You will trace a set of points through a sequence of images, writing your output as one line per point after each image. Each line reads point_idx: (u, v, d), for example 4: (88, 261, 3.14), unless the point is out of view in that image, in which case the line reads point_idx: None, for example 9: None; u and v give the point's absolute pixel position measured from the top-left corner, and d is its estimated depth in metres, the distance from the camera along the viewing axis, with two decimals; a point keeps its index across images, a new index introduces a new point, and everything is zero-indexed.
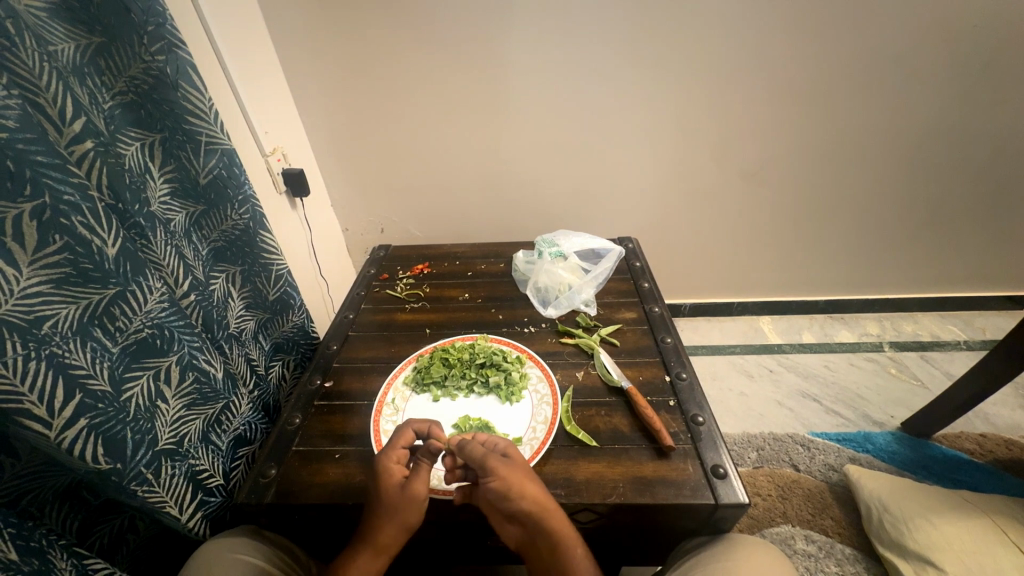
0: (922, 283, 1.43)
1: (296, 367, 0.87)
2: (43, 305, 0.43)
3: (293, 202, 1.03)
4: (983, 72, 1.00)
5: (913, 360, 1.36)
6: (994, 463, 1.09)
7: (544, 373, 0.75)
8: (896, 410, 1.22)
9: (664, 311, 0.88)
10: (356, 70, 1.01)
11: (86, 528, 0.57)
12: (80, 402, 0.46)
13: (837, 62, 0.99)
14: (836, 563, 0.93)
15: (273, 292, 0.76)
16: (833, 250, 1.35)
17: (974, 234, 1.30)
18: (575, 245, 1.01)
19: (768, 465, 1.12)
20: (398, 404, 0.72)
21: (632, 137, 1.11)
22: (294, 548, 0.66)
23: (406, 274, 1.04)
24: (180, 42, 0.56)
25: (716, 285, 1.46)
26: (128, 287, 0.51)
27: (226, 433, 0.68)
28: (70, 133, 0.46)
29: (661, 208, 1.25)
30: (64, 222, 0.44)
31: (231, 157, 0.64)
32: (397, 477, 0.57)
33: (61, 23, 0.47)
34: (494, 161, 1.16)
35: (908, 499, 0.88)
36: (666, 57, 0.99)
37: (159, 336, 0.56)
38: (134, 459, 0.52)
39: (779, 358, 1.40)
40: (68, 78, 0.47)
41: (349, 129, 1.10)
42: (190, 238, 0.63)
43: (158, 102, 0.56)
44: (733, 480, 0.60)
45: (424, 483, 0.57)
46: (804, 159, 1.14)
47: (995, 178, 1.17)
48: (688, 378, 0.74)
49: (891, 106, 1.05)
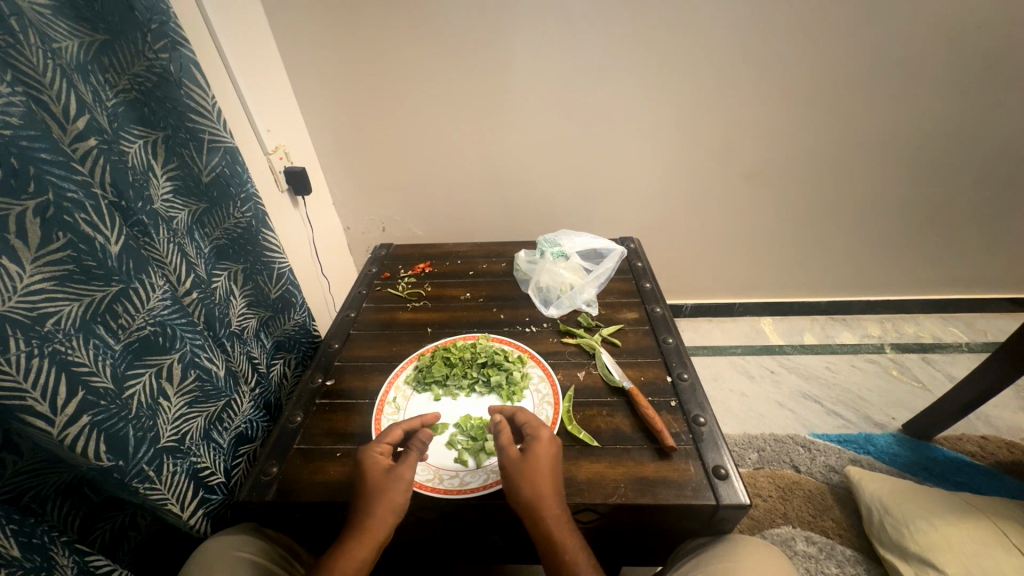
0: (924, 284, 1.43)
1: (297, 365, 0.87)
2: (47, 302, 0.43)
3: (295, 201, 1.03)
4: (987, 73, 0.99)
5: (914, 362, 1.35)
6: (995, 465, 1.09)
7: (546, 373, 0.75)
8: (898, 412, 1.22)
9: (666, 312, 0.88)
10: (358, 69, 1.01)
11: (88, 524, 0.57)
12: (82, 399, 0.46)
13: (840, 63, 0.99)
14: (837, 564, 0.93)
15: (275, 290, 0.76)
16: (835, 251, 1.35)
17: (976, 236, 1.29)
18: (577, 245, 1.00)
19: (769, 466, 1.12)
20: (400, 402, 0.72)
21: (635, 137, 1.11)
22: (294, 546, 0.66)
23: (408, 273, 1.04)
24: (184, 40, 0.56)
25: (717, 286, 1.46)
26: (131, 284, 0.51)
27: (228, 430, 0.68)
28: (74, 131, 0.46)
29: (663, 209, 1.25)
30: (68, 220, 0.44)
31: (234, 155, 0.65)
32: (380, 463, 0.58)
33: (64, 20, 0.47)
34: (496, 161, 1.16)
35: (909, 501, 0.88)
36: (669, 58, 0.98)
37: (161, 334, 0.56)
38: (136, 457, 0.52)
39: (780, 359, 1.40)
40: (72, 75, 0.47)
41: (351, 128, 1.10)
42: (193, 236, 0.63)
43: (161, 100, 0.56)
44: (735, 481, 0.60)
45: (408, 468, 0.57)
46: (806, 161, 1.14)
47: (998, 180, 1.17)
48: (690, 378, 0.74)
49: (894, 107, 1.05)
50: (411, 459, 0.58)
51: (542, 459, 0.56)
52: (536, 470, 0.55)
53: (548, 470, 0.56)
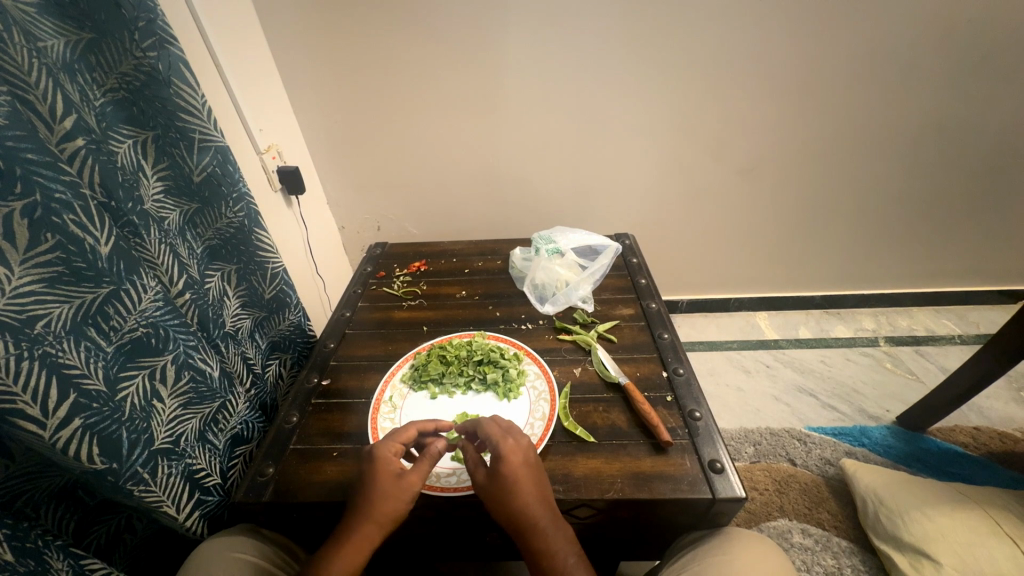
0: (917, 277, 1.44)
1: (293, 365, 0.87)
2: (37, 304, 0.43)
3: (289, 201, 1.03)
4: (977, 67, 1.00)
5: (909, 354, 1.37)
6: (988, 455, 1.10)
7: (542, 369, 0.75)
8: (892, 404, 1.23)
9: (661, 307, 0.88)
10: (350, 67, 1.00)
11: (84, 528, 0.56)
12: (74, 402, 0.46)
13: (832, 58, 0.99)
14: (833, 556, 0.94)
15: (269, 290, 0.76)
16: (830, 246, 1.35)
17: (968, 229, 1.30)
18: (573, 241, 1.00)
19: (765, 459, 1.12)
20: (396, 401, 0.72)
21: (628, 134, 1.11)
22: (293, 546, 0.66)
23: (404, 271, 1.04)
24: (172, 38, 0.55)
25: (713, 281, 1.46)
26: (122, 285, 0.51)
27: (223, 431, 0.68)
28: (61, 131, 0.46)
29: (658, 204, 1.25)
30: (56, 221, 0.44)
31: (225, 154, 0.64)
32: (392, 464, 0.56)
33: (49, 19, 0.46)
34: (491, 158, 1.16)
35: (904, 492, 0.89)
36: (660, 56, 0.99)
37: (154, 335, 0.55)
38: (130, 459, 0.52)
39: (776, 353, 1.40)
40: (58, 74, 0.46)
41: (344, 126, 1.09)
42: (184, 236, 0.63)
43: (150, 99, 0.56)
44: (731, 474, 0.60)
45: (419, 476, 0.56)
46: (799, 156, 1.15)
47: (992, 171, 1.17)
48: (686, 373, 0.74)
49: (886, 103, 1.06)
50: (424, 467, 0.56)
51: (526, 491, 0.55)
52: (524, 505, 0.54)
53: (537, 501, 0.55)
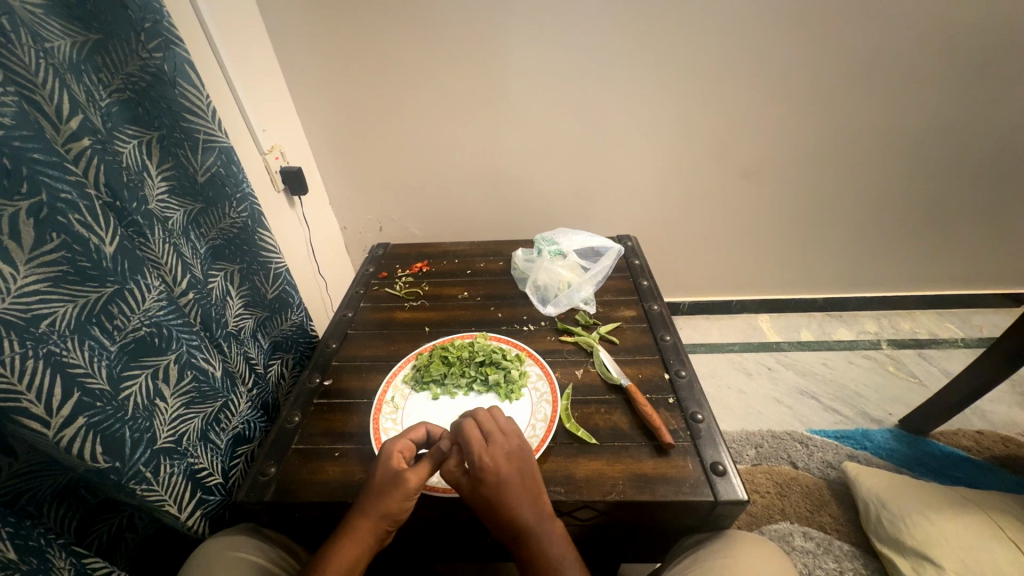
0: (920, 281, 1.43)
1: (295, 365, 0.87)
2: (41, 303, 0.43)
3: (292, 201, 1.03)
4: (980, 70, 1.00)
5: (911, 357, 1.36)
6: (991, 459, 1.09)
7: (544, 370, 0.75)
8: (894, 407, 1.23)
9: (663, 308, 0.88)
10: (353, 68, 1.00)
11: (86, 526, 0.57)
12: (78, 401, 0.46)
13: (835, 61, 0.99)
14: (834, 559, 0.93)
15: (272, 290, 0.76)
16: (832, 248, 1.35)
17: (971, 232, 1.30)
18: (575, 243, 1.00)
19: (767, 462, 1.12)
20: (398, 401, 0.72)
21: (630, 136, 1.11)
22: (294, 546, 0.66)
23: (406, 272, 1.04)
24: (178, 39, 0.56)
25: (715, 283, 1.46)
26: (126, 285, 0.51)
27: (225, 431, 0.68)
28: (67, 131, 0.46)
29: (660, 206, 1.25)
30: (61, 220, 0.44)
31: (229, 154, 0.64)
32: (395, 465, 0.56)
33: (57, 20, 0.47)
34: (493, 159, 1.16)
35: (906, 495, 0.89)
36: (663, 58, 0.99)
37: (157, 334, 0.56)
38: (133, 458, 0.52)
39: (778, 356, 1.40)
40: (65, 74, 0.47)
41: (347, 127, 1.10)
42: (188, 236, 0.63)
43: (155, 99, 0.56)
44: (733, 477, 0.60)
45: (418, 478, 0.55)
46: (802, 158, 1.15)
47: (995, 175, 1.17)
48: (688, 375, 0.74)
49: (889, 106, 1.06)
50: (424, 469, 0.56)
51: (516, 500, 0.55)
52: (513, 513, 0.55)
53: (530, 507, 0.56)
